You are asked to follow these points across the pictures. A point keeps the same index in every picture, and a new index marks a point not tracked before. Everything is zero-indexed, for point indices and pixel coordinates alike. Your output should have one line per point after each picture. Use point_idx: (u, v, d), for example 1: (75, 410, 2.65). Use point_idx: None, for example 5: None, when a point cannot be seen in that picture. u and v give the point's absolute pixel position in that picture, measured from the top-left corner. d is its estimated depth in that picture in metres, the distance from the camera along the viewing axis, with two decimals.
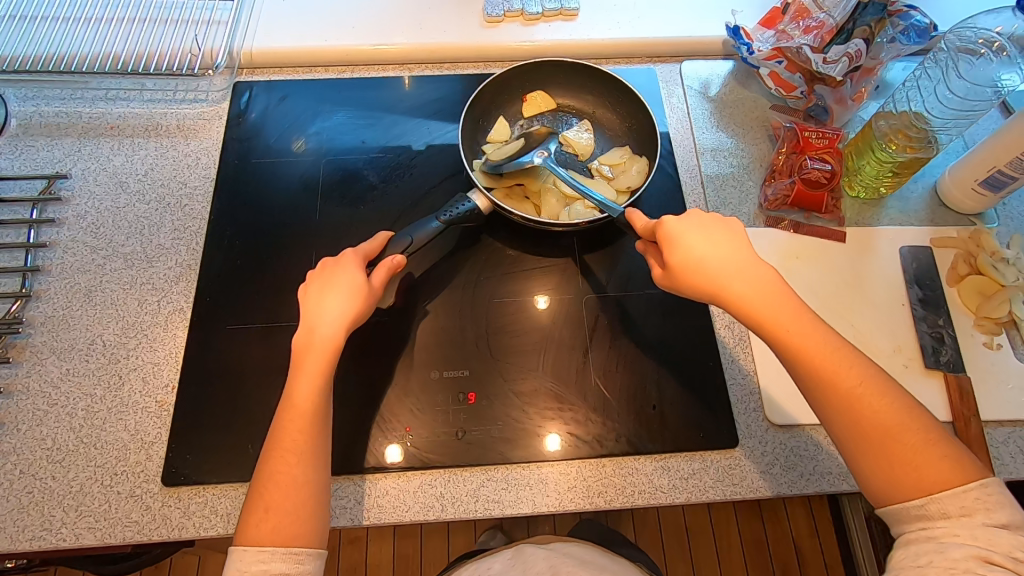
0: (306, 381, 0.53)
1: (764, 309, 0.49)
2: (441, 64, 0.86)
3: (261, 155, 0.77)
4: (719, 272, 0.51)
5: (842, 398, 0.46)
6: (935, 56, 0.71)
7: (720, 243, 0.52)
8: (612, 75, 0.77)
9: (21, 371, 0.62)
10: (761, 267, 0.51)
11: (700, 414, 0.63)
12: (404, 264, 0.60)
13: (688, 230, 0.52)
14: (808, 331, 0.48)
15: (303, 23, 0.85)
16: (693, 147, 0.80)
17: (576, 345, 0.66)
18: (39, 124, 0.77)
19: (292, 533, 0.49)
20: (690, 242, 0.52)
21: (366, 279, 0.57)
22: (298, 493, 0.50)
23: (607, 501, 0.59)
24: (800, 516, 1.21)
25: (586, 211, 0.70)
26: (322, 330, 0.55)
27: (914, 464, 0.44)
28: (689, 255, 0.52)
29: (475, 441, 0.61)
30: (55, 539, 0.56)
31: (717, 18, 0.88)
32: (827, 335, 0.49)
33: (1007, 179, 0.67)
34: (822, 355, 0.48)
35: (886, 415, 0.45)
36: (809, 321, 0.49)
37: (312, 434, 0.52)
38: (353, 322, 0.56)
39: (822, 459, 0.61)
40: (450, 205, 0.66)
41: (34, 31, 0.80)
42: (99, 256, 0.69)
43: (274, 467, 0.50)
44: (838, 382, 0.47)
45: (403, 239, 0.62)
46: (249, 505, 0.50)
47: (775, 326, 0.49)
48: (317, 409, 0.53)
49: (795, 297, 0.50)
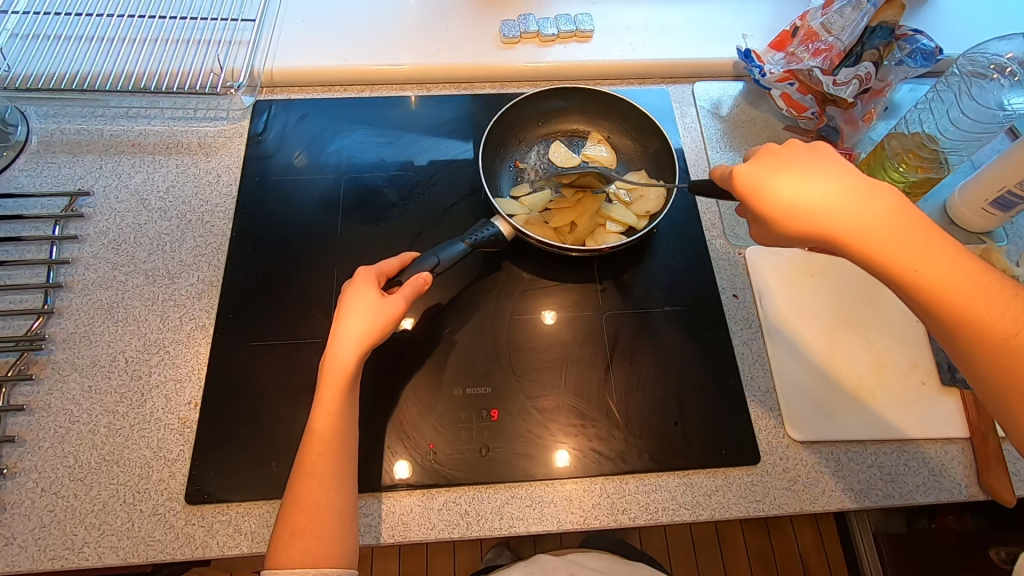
0: (324, 406, 0.53)
1: (886, 250, 0.44)
2: (457, 84, 0.87)
3: (280, 173, 0.78)
4: (826, 213, 0.46)
5: (991, 347, 0.42)
6: (948, 80, 0.73)
7: (823, 177, 0.47)
8: (628, 102, 0.79)
9: (43, 388, 0.62)
10: (891, 202, 0.45)
11: (720, 431, 0.63)
12: (430, 282, 0.60)
13: (792, 176, 0.48)
14: (953, 276, 0.43)
15: (321, 43, 0.86)
16: (707, 166, 0.81)
17: (597, 362, 0.67)
18: (60, 141, 0.77)
19: (320, 556, 0.49)
20: (790, 181, 0.48)
21: (382, 303, 0.56)
22: (323, 515, 0.50)
23: (631, 518, 0.59)
24: (806, 530, 1.21)
25: (609, 235, 0.72)
26: (339, 354, 0.54)
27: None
28: (809, 210, 0.47)
29: (498, 458, 0.61)
30: (77, 558, 0.55)
31: (728, 41, 0.90)
32: (975, 269, 0.43)
33: (1017, 200, 0.68)
34: (965, 296, 0.42)
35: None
36: (954, 261, 0.43)
37: (333, 456, 0.52)
38: (371, 344, 0.55)
39: (843, 475, 0.62)
40: (474, 230, 0.67)
41: (56, 51, 0.81)
42: (120, 273, 0.69)
43: (296, 491, 0.50)
44: (988, 326, 0.42)
45: (429, 258, 0.62)
46: (276, 530, 0.50)
47: (902, 268, 0.44)
48: (338, 433, 0.52)
49: (937, 236, 0.44)
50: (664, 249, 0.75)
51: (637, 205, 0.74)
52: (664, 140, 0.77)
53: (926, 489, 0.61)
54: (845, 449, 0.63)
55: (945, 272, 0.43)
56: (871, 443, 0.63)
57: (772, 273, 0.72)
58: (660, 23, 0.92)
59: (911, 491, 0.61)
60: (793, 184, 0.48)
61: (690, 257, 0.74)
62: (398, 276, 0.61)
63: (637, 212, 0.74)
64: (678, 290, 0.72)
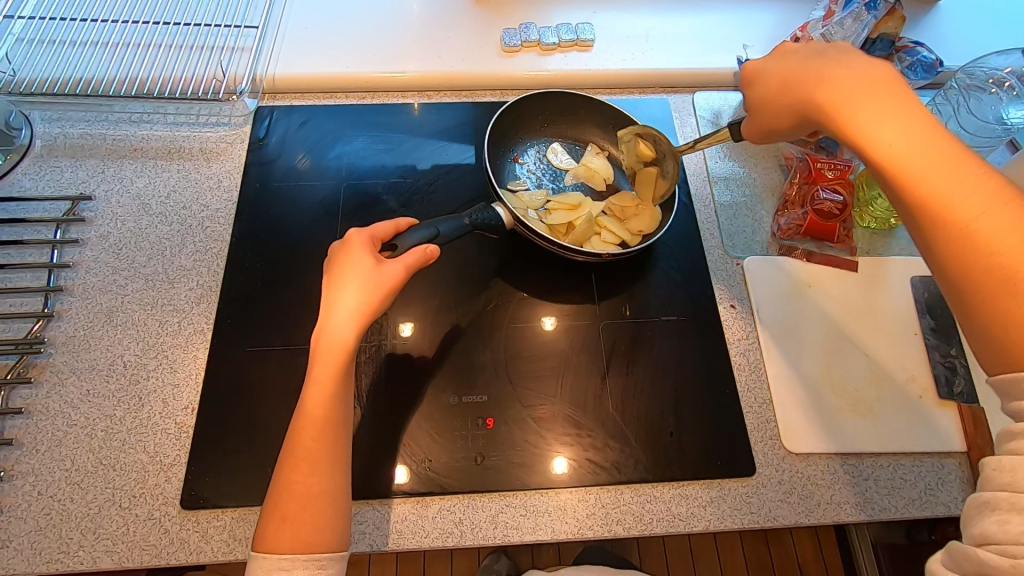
0: (318, 388, 0.52)
1: (857, 117, 0.46)
2: (458, 92, 0.88)
3: (281, 178, 0.78)
4: (814, 85, 0.50)
5: (946, 226, 0.39)
6: (947, 93, 0.73)
7: (824, 61, 0.51)
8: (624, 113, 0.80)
9: (42, 391, 0.62)
10: (879, 78, 0.47)
11: (716, 441, 0.63)
12: (438, 256, 0.59)
13: (794, 63, 0.53)
14: (920, 146, 0.42)
15: (324, 50, 0.87)
16: (706, 175, 0.81)
17: (594, 371, 0.67)
18: (63, 145, 0.78)
19: (312, 542, 0.49)
20: (790, 68, 0.52)
21: (378, 273, 0.55)
22: (316, 501, 0.50)
23: (625, 529, 0.59)
24: (806, 543, 1.20)
25: (603, 244, 0.72)
26: (338, 330, 0.53)
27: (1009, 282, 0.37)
28: (798, 90, 0.51)
29: (494, 466, 0.61)
30: (72, 562, 0.55)
31: (729, 51, 0.91)
32: (952, 149, 0.42)
33: None
34: (929, 171, 0.41)
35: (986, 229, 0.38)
36: (931, 138, 0.42)
37: (328, 440, 0.51)
38: (367, 318, 0.54)
39: (839, 488, 0.62)
40: (476, 209, 0.66)
41: (61, 56, 0.81)
42: (121, 276, 0.70)
43: (289, 477, 0.50)
44: (947, 204, 0.40)
45: (428, 230, 0.61)
46: (266, 514, 0.50)
47: (869, 135, 0.44)
48: (332, 417, 0.52)
49: (927, 115, 0.44)
50: (662, 259, 0.75)
51: (637, 220, 0.74)
52: None
53: (922, 503, 0.61)
54: (841, 462, 0.63)
55: (908, 141, 0.43)
56: (868, 456, 0.63)
57: (770, 283, 0.72)
58: (661, 33, 0.92)
59: (907, 506, 0.61)
60: (791, 67, 0.52)
61: (689, 268, 0.74)
62: (392, 241, 0.60)
63: (633, 228, 0.74)
64: (675, 301, 0.72)
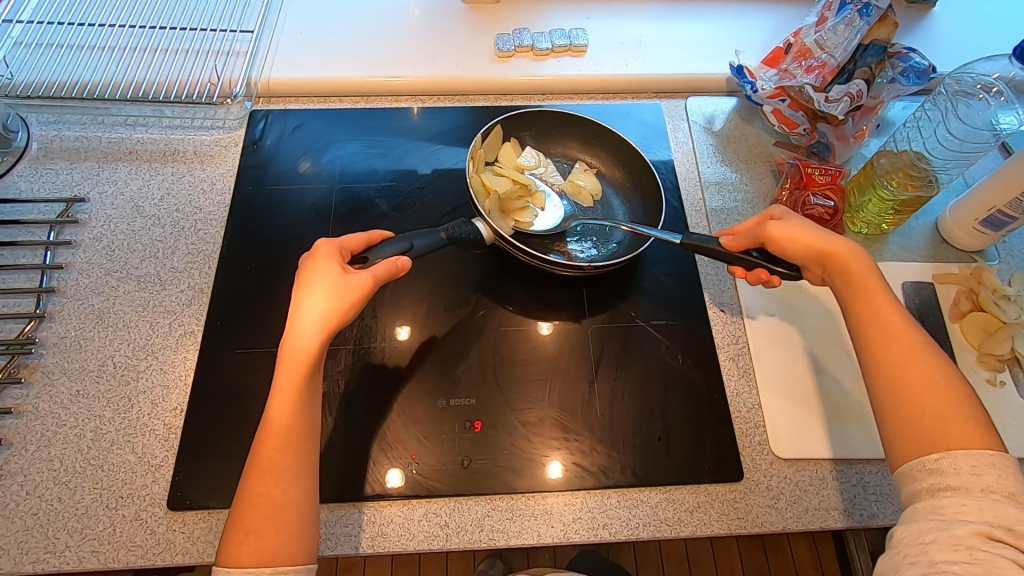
0: (281, 398, 0.52)
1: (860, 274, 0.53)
2: (452, 96, 0.88)
3: (275, 181, 0.79)
4: (823, 239, 0.55)
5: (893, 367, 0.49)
6: (935, 99, 0.73)
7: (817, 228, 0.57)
8: (596, 123, 0.80)
9: (32, 392, 0.63)
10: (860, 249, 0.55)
11: (704, 446, 0.63)
12: (408, 267, 0.58)
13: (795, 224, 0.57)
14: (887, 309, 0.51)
15: (318, 55, 0.87)
16: (698, 181, 0.82)
17: (582, 375, 0.67)
18: (59, 147, 0.79)
19: (274, 554, 0.48)
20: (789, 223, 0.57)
21: (344, 283, 0.54)
22: (279, 513, 0.50)
23: (611, 534, 0.59)
24: (803, 549, 1.19)
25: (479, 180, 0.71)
26: (305, 340, 0.53)
27: (946, 424, 0.45)
28: (811, 240, 0.55)
29: (480, 470, 0.61)
30: (58, 562, 0.55)
31: (722, 57, 0.91)
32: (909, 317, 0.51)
33: (1008, 219, 0.69)
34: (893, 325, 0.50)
35: (934, 385, 0.47)
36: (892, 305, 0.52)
37: (291, 449, 0.52)
38: (333, 328, 0.53)
39: (827, 494, 0.61)
40: (454, 224, 0.66)
41: (60, 59, 0.82)
42: (113, 278, 0.70)
43: (252, 489, 0.50)
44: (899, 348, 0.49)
45: (402, 244, 0.61)
46: (229, 527, 0.50)
47: (860, 292, 0.53)
48: (296, 426, 0.52)
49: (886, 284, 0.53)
50: (654, 263, 0.75)
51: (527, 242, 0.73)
52: (642, 160, 0.78)
53: None
54: (830, 468, 0.62)
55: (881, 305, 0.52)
56: (857, 462, 0.63)
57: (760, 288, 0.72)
58: (655, 39, 0.92)
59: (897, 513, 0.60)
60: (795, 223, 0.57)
61: (680, 272, 0.74)
62: (363, 253, 0.59)
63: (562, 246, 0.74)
64: (666, 305, 0.72)
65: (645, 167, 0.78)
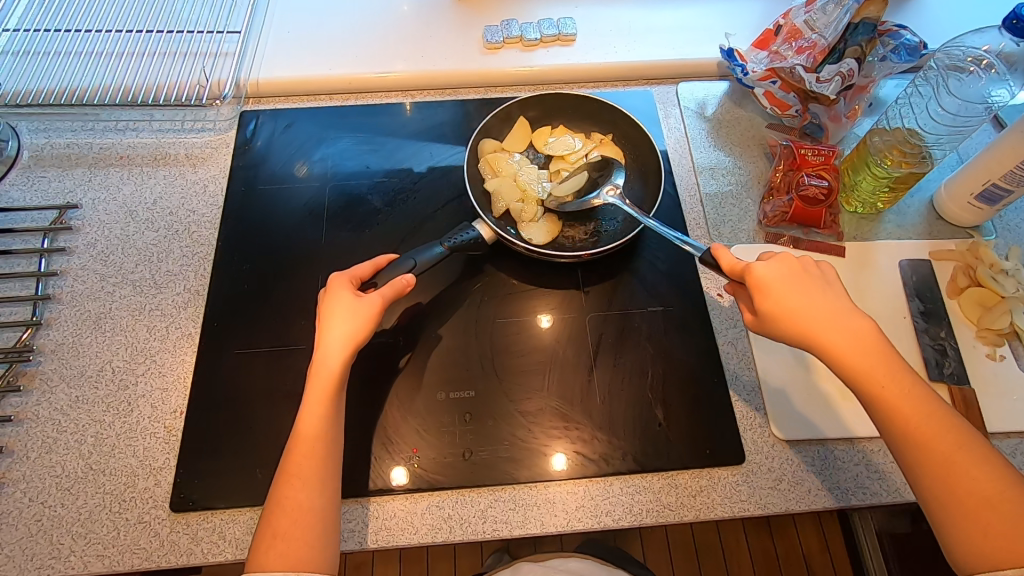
0: (310, 409, 0.53)
1: (863, 360, 0.49)
2: (442, 90, 0.88)
3: (267, 181, 0.79)
4: (823, 324, 0.50)
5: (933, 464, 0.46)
6: (925, 74, 0.72)
7: (818, 302, 0.51)
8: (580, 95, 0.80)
9: (31, 400, 0.63)
10: (859, 324, 0.50)
11: (705, 431, 0.63)
12: (413, 283, 0.59)
13: (792, 298, 0.51)
14: (911, 397, 0.48)
15: (306, 53, 0.87)
16: (690, 166, 0.81)
17: (580, 364, 0.67)
18: (50, 155, 0.78)
19: (301, 559, 0.48)
20: (784, 296, 0.51)
21: (364, 305, 0.56)
22: (305, 518, 0.49)
23: (614, 520, 0.59)
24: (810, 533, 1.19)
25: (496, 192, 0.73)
26: (324, 360, 0.54)
27: (1010, 534, 0.43)
28: (807, 324, 0.50)
29: (481, 461, 0.61)
30: (63, 567, 0.55)
31: (712, 41, 0.91)
32: (931, 400, 0.48)
33: (1002, 192, 0.68)
34: (921, 416, 0.47)
35: (985, 491, 0.45)
36: (913, 388, 0.48)
37: (318, 459, 0.52)
38: (356, 345, 0.55)
39: (828, 473, 0.61)
40: (454, 232, 0.68)
41: (47, 66, 0.82)
42: (108, 283, 0.70)
43: (281, 492, 0.50)
44: (932, 442, 0.47)
45: (407, 262, 0.63)
46: (258, 532, 0.50)
47: (870, 379, 0.49)
48: (324, 435, 0.53)
49: (898, 363, 0.49)
50: (650, 250, 0.75)
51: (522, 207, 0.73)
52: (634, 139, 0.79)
53: None
54: (830, 448, 0.62)
55: (900, 391, 0.48)
56: (858, 442, 0.63)
57: None
58: (644, 26, 0.92)
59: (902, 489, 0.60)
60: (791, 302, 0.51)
61: (675, 257, 0.74)
62: (373, 278, 0.61)
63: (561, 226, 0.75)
64: (663, 292, 0.72)
65: (647, 148, 0.78)
